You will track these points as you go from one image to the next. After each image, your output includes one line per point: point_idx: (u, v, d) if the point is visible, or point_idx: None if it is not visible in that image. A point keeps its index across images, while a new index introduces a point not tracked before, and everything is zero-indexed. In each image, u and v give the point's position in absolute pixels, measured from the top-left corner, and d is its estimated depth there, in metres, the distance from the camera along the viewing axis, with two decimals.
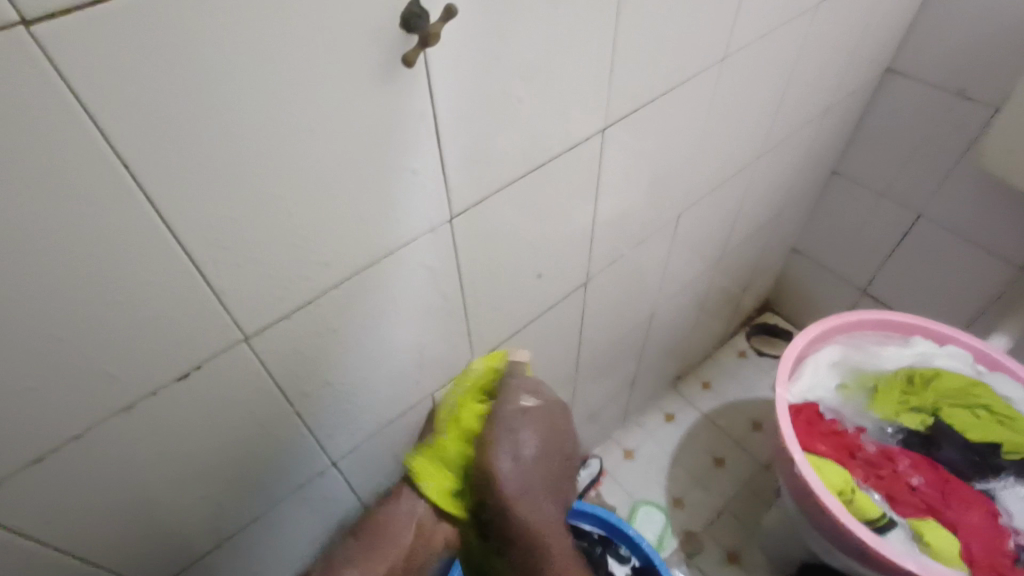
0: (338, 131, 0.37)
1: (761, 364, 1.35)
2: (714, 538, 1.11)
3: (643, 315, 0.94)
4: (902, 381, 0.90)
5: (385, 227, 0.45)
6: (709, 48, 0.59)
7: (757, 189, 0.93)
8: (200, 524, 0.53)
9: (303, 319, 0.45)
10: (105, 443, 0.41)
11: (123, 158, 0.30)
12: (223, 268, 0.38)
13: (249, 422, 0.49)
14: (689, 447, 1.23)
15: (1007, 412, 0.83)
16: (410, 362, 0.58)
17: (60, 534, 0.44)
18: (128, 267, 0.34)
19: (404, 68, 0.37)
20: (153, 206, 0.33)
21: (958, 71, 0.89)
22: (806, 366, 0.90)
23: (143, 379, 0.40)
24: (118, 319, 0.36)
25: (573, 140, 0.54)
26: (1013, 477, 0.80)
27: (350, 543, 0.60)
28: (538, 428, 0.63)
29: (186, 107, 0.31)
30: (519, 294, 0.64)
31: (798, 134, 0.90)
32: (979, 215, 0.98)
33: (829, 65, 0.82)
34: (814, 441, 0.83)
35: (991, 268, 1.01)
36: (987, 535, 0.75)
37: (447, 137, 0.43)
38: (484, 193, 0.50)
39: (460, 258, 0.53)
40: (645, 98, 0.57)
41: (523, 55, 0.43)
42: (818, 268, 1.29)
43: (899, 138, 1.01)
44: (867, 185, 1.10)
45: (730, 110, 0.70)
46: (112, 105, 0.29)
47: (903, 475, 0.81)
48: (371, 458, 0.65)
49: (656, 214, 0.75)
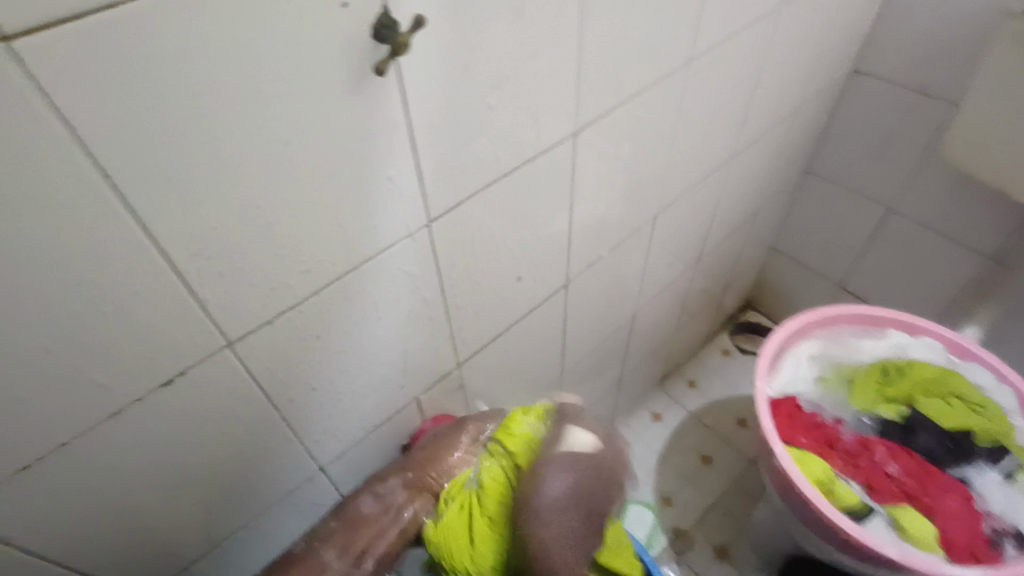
0: (314, 142, 0.38)
1: (745, 362, 1.37)
2: (704, 536, 1.12)
3: (625, 316, 0.96)
4: (878, 373, 0.92)
5: (364, 234, 0.46)
6: (675, 52, 0.61)
7: (732, 190, 0.95)
8: (189, 531, 0.53)
9: (285, 325, 0.46)
10: (92, 451, 0.42)
11: (103, 170, 0.31)
12: (205, 274, 0.39)
13: (234, 428, 0.49)
14: (676, 446, 1.24)
15: (978, 400, 0.85)
16: (394, 366, 0.59)
17: (47, 543, 0.44)
18: (112, 276, 0.35)
19: (376, 77, 0.39)
20: (135, 216, 0.34)
21: (921, 70, 0.92)
22: (784, 362, 0.92)
23: (128, 386, 0.40)
24: (104, 327, 0.37)
25: (546, 145, 0.55)
26: (986, 463, 0.82)
27: (329, 522, 0.55)
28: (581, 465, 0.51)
29: (164, 117, 0.32)
30: (500, 297, 0.65)
31: (769, 135, 0.93)
32: (949, 208, 1.01)
33: (795, 68, 0.84)
34: (794, 434, 0.85)
35: (964, 261, 1.04)
36: (963, 519, 0.77)
37: (423, 144, 0.44)
38: (461, 199, 0.51)
39: (440, 262, 0.54)
40: (615, 102, 0.59)
41: (491, 62, 0.44)
42: (797, 265, 1.32)
43: (869, 136, 1.04)
44: (840, 183, 1.13)
45: (699, 112, 0.72)
46: (91, 117, 0.29)
47: (881, 464, 0.83)
48: (358, 464, 0.65)
49: (632, 216, 0.76)
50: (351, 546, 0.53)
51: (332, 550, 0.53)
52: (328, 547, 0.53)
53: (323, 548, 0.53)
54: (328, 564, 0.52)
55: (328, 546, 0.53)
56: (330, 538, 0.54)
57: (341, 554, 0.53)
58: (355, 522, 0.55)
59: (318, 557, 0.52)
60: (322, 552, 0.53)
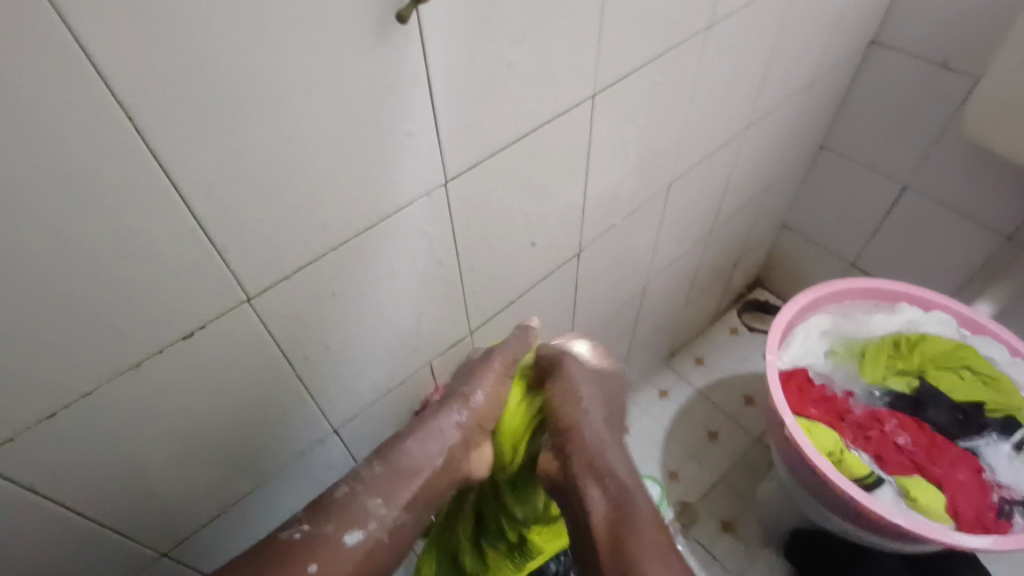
0: (335, 93, 0.38)
1: (753, 339, 1.37)
2: (709, 509, 1.13)
3: (635, 288, 0.95)
4: (889, 346, 0.92)
5: (381, 192, 0.46)
6: (695, 15, 0.60)
7: (746, 162, 0.94)
8: (206, 486, 0.54)
9: (303, 281, 0.46)
10: (114, 401, 0.42)
11: (130, 113, 0.31)
12: (227, 225, 0.39)
13: (252, 385, 0.50)
14: (682, 421, 1.25)
15: (989, 372, 0.85)
16: (408, 329, 0.59)
17: (71, 493, 0.45)
18: (135, 222, 0.35)
19: (397, 24, 0.38)
20: (160, 160, 0.34)
21: (941, 41, 0.91)
22: (795, 335, 0.92)
23: (150, 336, 0.41)
24: (127, 274, 0.37)
25: (564, 107, 0.55)
26: (997, 435, 0.82)
27: (373, 466, 0.55)
28: (596, 386, 0.58)
29: (187, 59, 0.31)
30: (514, 263, 0.65)
31: (784, 107, 0.92)
32: (965, 184, 1.00)
33: (813, 37, 0.83)
34: (804, 405, 0.85)
35: (978, 238, 1.03)
36: (972, 490, 0.77)
37: (443, 100, 0.44)
38: (477, 158, 0.51)
39: (456, 224, 0.54)
40: (634, 63, 0.58)
41: (512, 16, 0.44)
42: (807, 243, 1.31)
43: (886, 110, 1.02)
44: (854, 159, 1.12)
45: (716, 80, 0.71)
46: (116, 56, 0.29)
47: (891, 435, 0.83)
48: (372, 426, 0.66)
49: (646, 186, 0.76)
50: (397, 496, 0.54)
51: (378, 498, 0.54)
52: (371, 492, 0.54)
53: (368, 496, 0.54)
54: (378, 513, 0.53)
55: (372, 494, 0.54)
56: (375, 485, 0.54)
57: (388, 502, 0.54)
58: (399, 469, 0.55)
59: (364, 504, 0.53)
60: (367, 498, 0.54)
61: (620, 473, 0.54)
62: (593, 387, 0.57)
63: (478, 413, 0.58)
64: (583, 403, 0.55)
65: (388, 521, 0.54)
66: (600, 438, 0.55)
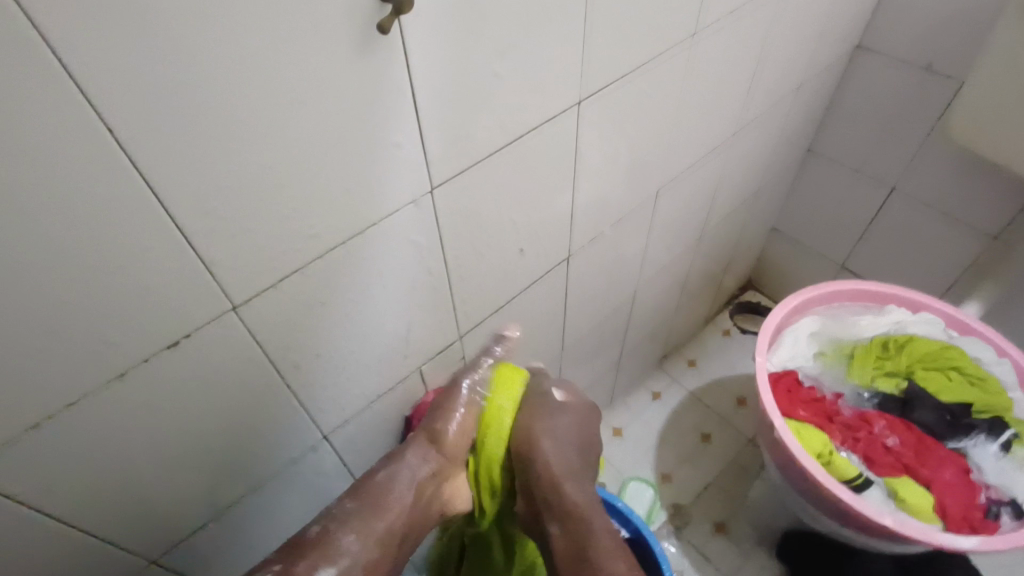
0: (319, 103, 0.38)
1: (745, 341, 1.38)
2: (703, 511, 1.13)
3: (626, 293, 0.96)
4: (877, 347, 0.92)
5: (366, 201, 0.46)
6: (681, 23, 0.61)
7: (735, 167, 0.95)
8: (195, 495, 0.54)
9: (290, 290, 0.46)
10: (100, 411, 0.42)
11: (109, 125, 0.31)
12: (212, 235, 0.39)
13: (240, 393, 0.50)
14: (675, 425, 1.25)
15: (976, 373, 0.86)
16: (398, 336, 0.59)
17: (57, 504, 0.45)
18: (119, 234, 0.35)
19: (379, 35, 0.38)
20: (141, 171, 0.34)
21: (928, 46, 0.91)
22: (783, 338, 0.93)
23: (137, 346, 0.41)
24: (112, 286, 0.37)
25: (550, 115, 0.55)
26: (985, 435, 0.83)
27: (346, 502, 0.58)
28: (564, 429, 0.64)
29: (170, 72, 0.31)
30: (503, 269, 0.65)
31: (773, 112, 0.92)
32: (952, 186, 1.00)
33: (801, 42, 0.84)
34: (793, 408, 0.85)
35: (966, 240, 1.04)
36: (960, 490, 0.78)
37: (428, 109, 0.44)
38: (464, 166, 0.51)
39: (444, 232, 0.54)
40: (620, 71, 0.58)
41: (497, 27, 0.44)
42: (797, 246, 1.32)
43: (873, 114, 1.03)
44: (843, 163, 1.13)
45: (703, 86, 0.72)
46: (96, 68, 0.29)
47: (880, 436, 0.83)
48: (362, 433, 0.66)
49: (634, 192, 0.76)
50: (369, 531, 0.57)
51: (351, 533, 0.56)
52: (345, 529, 0.57)
53: (342, 532, 0.56)
54: (351, 549, 0.56)
55: (346, 530, 0.57)
56: (349, 521, 0.57)
57: (361, 537, 0.57)
58: (372, 501, 0.59)
59: (337, 540, 0.56)
60: (341, 535, 0.56)
61: (575, 498, 0.61)
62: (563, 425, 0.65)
63: (447, 447, 0.62)
64: (550, 455, 0.62)
65: (360, 556, 0.56)
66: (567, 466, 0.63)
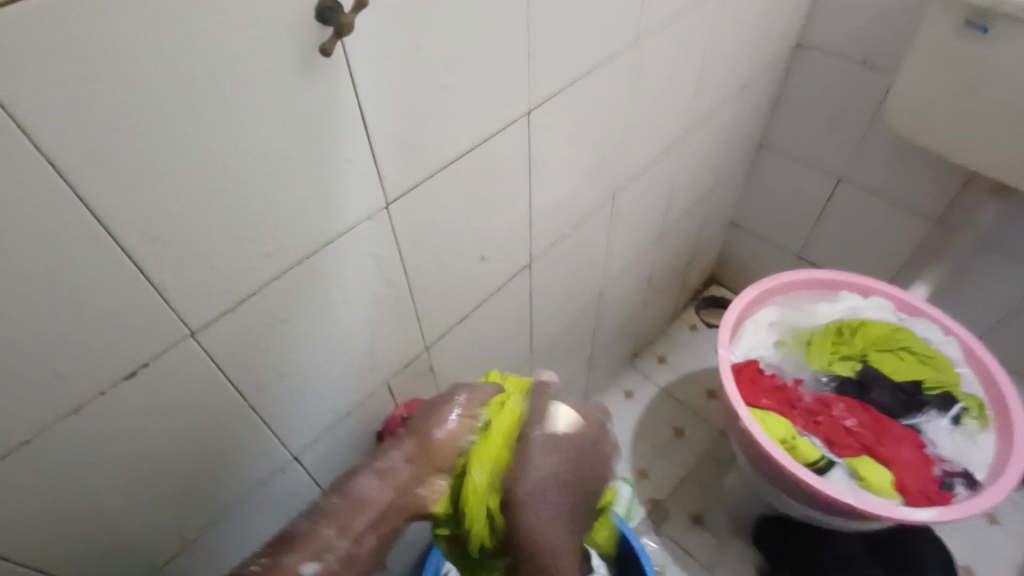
0: (265, 123, 0.38)
1: (711, 335, 1.41)
2: (679, 504, 1.16)
3: (591, 294, 0.97)
4: (833, 333, 0.97)
5: (321, 218, 0.46)
6: (624, 30, 0.63)
7: (688, 166, 0.98)
8: (163, 524, 0.54)
9: (249, 311, 0.46)
10: (58, 446, 0.42)
11: (53, 160, 0.31)
12: (165, 262, 0.39)
13: (205, 417, 0.49)
14: (649, 420, 1.27)
15: (926, 352, 0.91)
16: (363, 352, 0.60)
17: (16, 543, 0.44)
18: (66, 268, 0.35)
19: (322, 58, 0.39)
20: (85, 203, 0.34)
21: (862, 42, 0.96)
22: (744, 328, 0.96)
23: (94, 379, 0.40)
24: (63, 322, 0.37)
25: (502, 125, 0.56)
26: (937, 411, 0.87)
27: (331, 497, 0.48)
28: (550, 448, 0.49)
29: (110, 105, 0.32)
30: (466, 278, 0.66)
31: (720, 112, 0.95)
32: (892, 173, 1.05)
33: (742, 44, 0.87)
34: (757, 398, 0.88)
35: (910, 225, 1.09)
36: (916, 465, 0.81)
37: (377, 125, 0.45)
38: (418, 179, 0.52)
39: (403, 245, 0.55)
40: (567, 81, 0.60)
41: (441, 41, 0.45)
42: (755, 238, 1.36)
43: (818, 108, 1.07)
44: (791, 156, 1.17)
45: (652, 89, 0.74)
46: (35, 106, 0.29)
47: (840, 419, 0.87)
48: (332, 451, 0.66)
49: (593, 195, 0.78)
50: (352, 527, 0.46)
51: (332, 530, 0.46)
52: (327, 523, 0.46)
53: (324, 527, 0.46)
54: (331, 542, 0.45)
55: (329, 524, 0.46)
56: (332, 515, 0.47)
57: (342, 533, 0.46)
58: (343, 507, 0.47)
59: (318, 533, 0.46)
60: (322, 531, 0.46)
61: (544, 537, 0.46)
62: (548, 462, 0.48)
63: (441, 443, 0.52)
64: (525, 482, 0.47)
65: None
66: (535, 491, 0.47)
